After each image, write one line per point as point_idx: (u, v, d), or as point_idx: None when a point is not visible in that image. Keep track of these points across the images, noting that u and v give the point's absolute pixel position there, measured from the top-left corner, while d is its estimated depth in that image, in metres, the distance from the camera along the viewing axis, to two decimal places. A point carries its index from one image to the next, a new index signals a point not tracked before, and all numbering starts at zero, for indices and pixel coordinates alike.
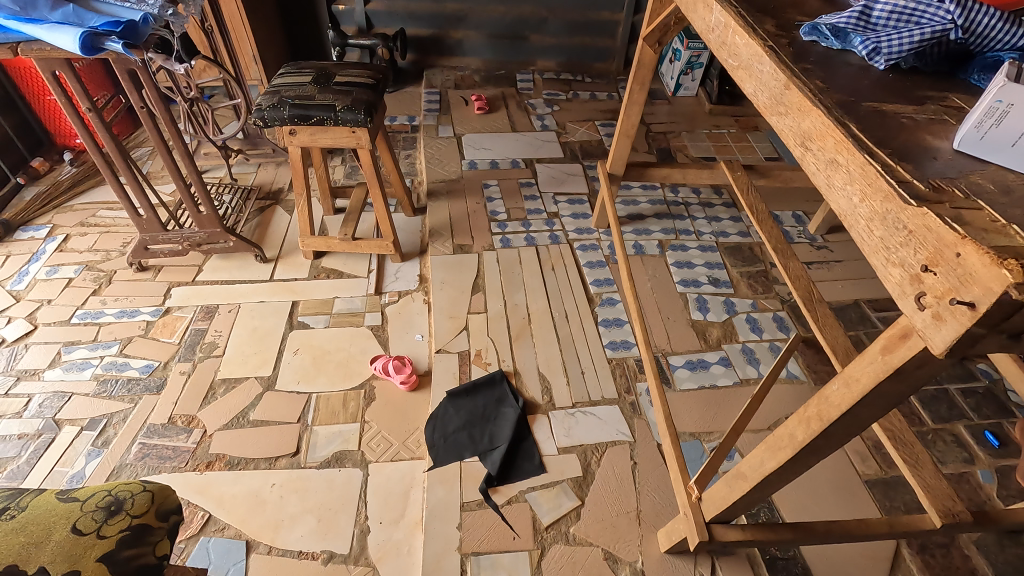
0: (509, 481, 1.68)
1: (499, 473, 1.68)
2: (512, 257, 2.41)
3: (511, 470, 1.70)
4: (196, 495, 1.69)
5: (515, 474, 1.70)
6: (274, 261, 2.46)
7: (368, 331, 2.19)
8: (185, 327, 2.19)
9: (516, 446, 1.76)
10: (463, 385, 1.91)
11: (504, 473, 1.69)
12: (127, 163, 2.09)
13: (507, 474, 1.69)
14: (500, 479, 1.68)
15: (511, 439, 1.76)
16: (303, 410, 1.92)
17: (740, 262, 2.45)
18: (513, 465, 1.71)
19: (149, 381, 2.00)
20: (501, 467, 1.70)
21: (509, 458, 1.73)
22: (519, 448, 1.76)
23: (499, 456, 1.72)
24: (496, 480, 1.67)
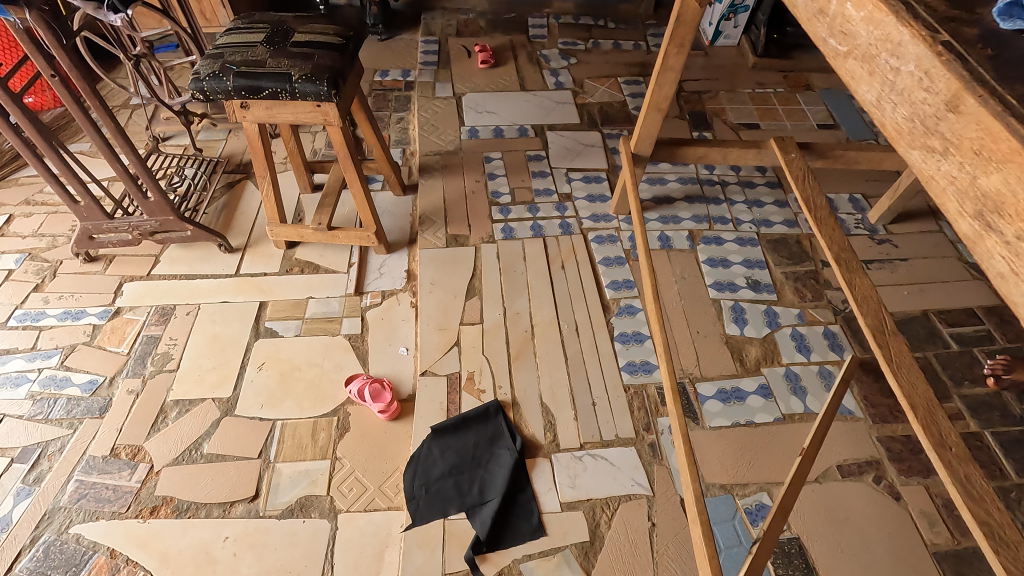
0: (502, 546, 1.41)
1: (489, 536, 1.41)
2: (515, 251, 2.05)
3: (503, 532, 1.43)
4: (136, 550, 1.46)
5: (509, 537, 1.42)
6: (241, 252, 2.14)
7: (344, 341, 1.88)
8: (136, 333, 1.90)
9: (511, 500, 1.47)
10: (450, 419, 1.61)
11: (496, 536, 1.42)
12: (49, 141, 1.75)
13: (499, 537, 1.42)
14: (490, 544, 1.41)
15: (505, 493, 1.47)
16: (265, 442, 1.65)
17: (785, 260, 2.07)
18: (506, 526, 1.44)
19: (92, 401, 1.74)
20: (492, 528, 1.42)
21: (502, 516, 1.45)
22: (515, 502, 1.48)
23: (489, 515, 1.44)
24: (485, 546, 1.40)
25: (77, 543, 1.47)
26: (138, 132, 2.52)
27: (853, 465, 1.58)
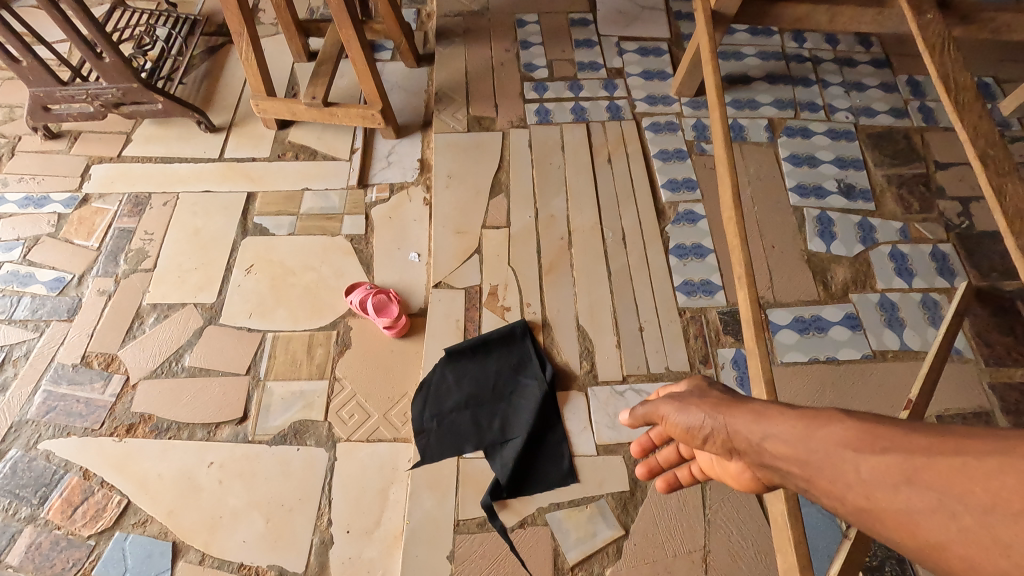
0: (526, 492, 1.20)
1: (512, 480, 1.20)
2: (551, 140, 1.67)
3: (528, 476, 1.21)
4: (111, 472, 1.28)
5: (535, 481, 1.21)
6: (226, 132, 1.81)
7: (345, 242, 1.59)
8: (106, 225, 1.64)
9: (537, 439, 1.24)
10: (467, 340, 1.35)
11: (519, 480, 1.20)
12: None
13: (523, 481, 1.20)
14: (512, 489, 1.19)
15: (531, 431, 1.24)
16: (255, 357, 1.43)
17: (888, 160, 1.66)
18: (532, 468, 1.22)
19: (59, 302, 1.51)
20: (516, 471, 1.20)
21: (528, 457, 1.22)
22: (542, 442, 1.24)
23: (512, 456, 1.22)
24: (507, 491, 1.19)
25: (47, 461, 1.30)
26: None
27: (957, 416, 1.29)
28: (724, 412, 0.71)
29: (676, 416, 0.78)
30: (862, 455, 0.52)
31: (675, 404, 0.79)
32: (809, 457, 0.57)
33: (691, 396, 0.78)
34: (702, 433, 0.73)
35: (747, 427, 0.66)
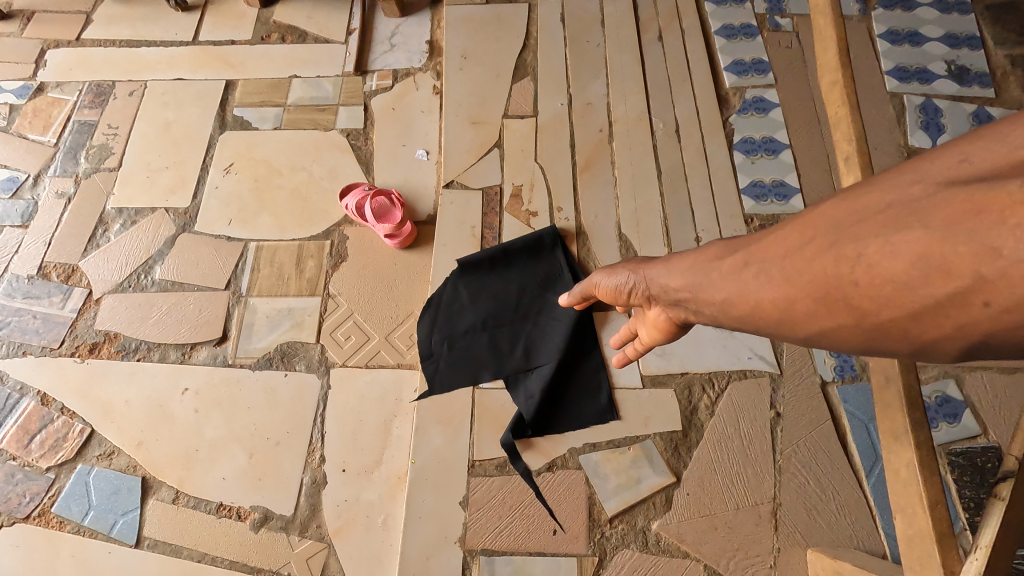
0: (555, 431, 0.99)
1: (537, 416, 0.99)
2: (589, 13, 1.37)
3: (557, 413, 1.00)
4: (72, 397, 1.11)
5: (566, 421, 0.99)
6: (201, 11, 1.53)
7: (341, 138, 1.34)
8: (64, 118, 1.40)
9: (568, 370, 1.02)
10: (484, 251, 1.11)
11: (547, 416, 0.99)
12: None
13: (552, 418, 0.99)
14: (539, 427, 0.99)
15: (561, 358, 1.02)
16: (236, 269, 1.21)
17: (1013, 37, 1.32)
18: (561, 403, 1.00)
19: (12, 205, 1.31)
20: (542, 405, 0.99)
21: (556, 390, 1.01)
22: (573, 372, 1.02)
23: (538, 388, 1.01)
24: (533, 429, 0.98)
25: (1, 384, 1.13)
26: None
27: None
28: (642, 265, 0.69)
29: (606, 281, 0.75)
30: (724, 260, 0.53)
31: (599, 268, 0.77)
32: (695, 283, 0.56)
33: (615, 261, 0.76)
34: (624, 290, 0.71)
35: (660, 271, 0.63)
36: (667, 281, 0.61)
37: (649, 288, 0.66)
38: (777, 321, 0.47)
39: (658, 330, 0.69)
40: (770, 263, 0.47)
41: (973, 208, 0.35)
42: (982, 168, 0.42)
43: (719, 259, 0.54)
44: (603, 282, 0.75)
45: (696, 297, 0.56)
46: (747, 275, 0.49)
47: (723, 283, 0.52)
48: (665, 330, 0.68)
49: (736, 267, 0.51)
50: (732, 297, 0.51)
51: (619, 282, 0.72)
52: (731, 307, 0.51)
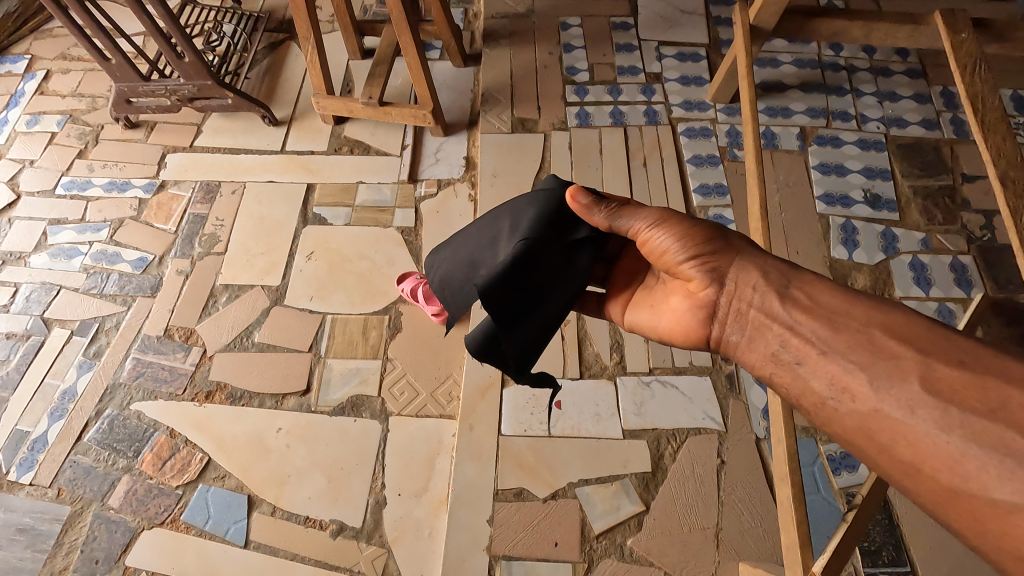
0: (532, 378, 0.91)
1: (506, 277, 0.86)
2: (591, 141, 1.78)
3: (533, 318, 0.88)
4: (193, 432, 1.47)
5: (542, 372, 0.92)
6: (286, 126, 1.95)
7: (396, 233, 1.73)
8: (182, 211, 1.81)
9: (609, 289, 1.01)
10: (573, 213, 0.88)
11: (517, 277, 0.86)
12: None
13: (525, 322, 0.87)
14: (510, 323, 0.86)
15: (557, 224, 0.90)
16: (316, 336, 1.58)
17: (916, 170, 1.72)
18: (548, 302, 0.88)
19: (143, 279, 1.69)
20: (517, 261, 0.86)
21: (550, 267, 0.88)
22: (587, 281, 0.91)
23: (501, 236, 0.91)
24: (494, 302, 0.85)
25: (139, 420, 1.49)
26: None
27: None
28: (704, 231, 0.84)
29: (661, 238, 0.85)
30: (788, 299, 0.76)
31: (670, 233, 0.85)
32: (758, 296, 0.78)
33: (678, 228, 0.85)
34: (668, 254, 0.85)
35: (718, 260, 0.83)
36: (729, 281, 0.81)
37: (695, 264, 0.84)
38: (894, 435, 0.60)
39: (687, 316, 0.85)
40: (902, 336, 0.63)
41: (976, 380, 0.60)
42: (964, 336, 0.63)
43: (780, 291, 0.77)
44: (647, 234, 0.86)
45: (812, 348, 0.70)
46: (876, 331, 0.65)
47: (856, 310, 0.69)
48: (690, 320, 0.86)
49: (882, 333, 0.65)
50: (874, 365, 0.63)
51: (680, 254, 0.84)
52: (841, 380, 0.65)
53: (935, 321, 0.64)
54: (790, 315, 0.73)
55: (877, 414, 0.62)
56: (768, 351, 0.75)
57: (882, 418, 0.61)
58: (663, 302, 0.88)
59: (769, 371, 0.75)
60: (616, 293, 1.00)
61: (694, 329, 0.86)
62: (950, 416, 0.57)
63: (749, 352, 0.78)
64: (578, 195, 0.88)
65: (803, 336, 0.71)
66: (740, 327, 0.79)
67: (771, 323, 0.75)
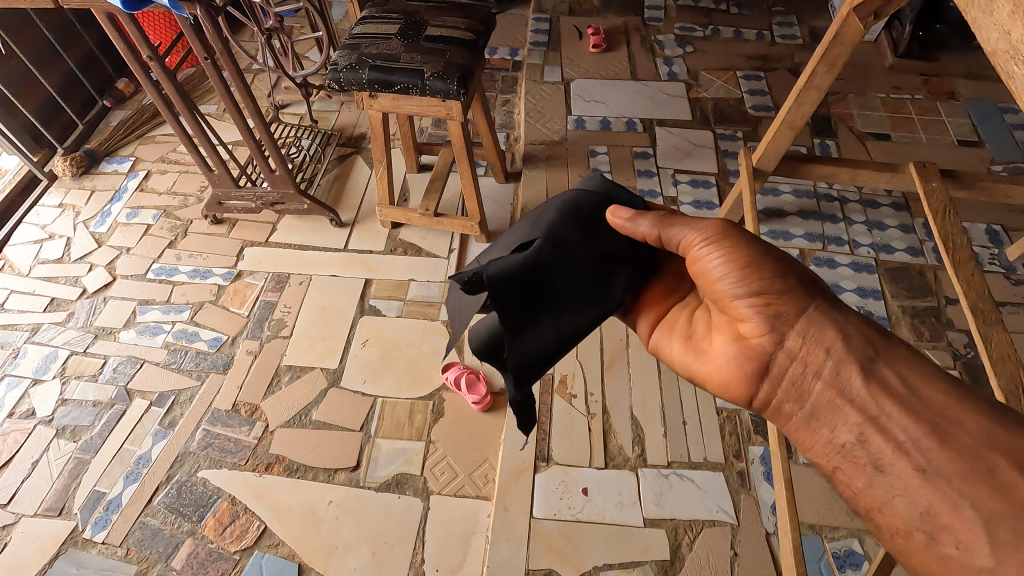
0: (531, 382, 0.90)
1: (514, 271, 0.89)
2: None
3: (538, 317, 0.90)
4: (253, 499, 1.63)
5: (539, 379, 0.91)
6: (350, 227, 2.25)
7: (442, 326, 1.96)
8: (255, 297, 2.06)
9: (642, 308, 1.04)
10: (582, 234, 0.97)
11: (526, 274, 0.90)
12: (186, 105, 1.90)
13: (530, 321, 0.89)
14: (514, 317, 0.88)
15: (574, 237, 0.96)
16: (367, 417, 1.77)
17: (904, 292, 1.94)
18: (552, 309, 0.91)
19: (217, 357, 1.92)
20: (523, 272, 0.90)
21: (555, 283, 0.92)
22: (598, 299, 0.95)
23: (516, 240, 0.97)
24: (497, 294, 0.87)
25: (204, 487, 1.66)
26: (260, 97, 2.68)
27: None
28: (774, 264, 0.83)
29: (720, 269, 0.85)
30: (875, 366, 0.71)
31: (732, 267, 0.84)
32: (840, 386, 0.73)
33: (743, 261, 0.84)
34: (724, 286, 0.85)
35: (788, 300, 0.80)
36: (791, 334, 0.79)
37: (756, 305, 0.82)
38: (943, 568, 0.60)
39: (734, 378, 0.86)
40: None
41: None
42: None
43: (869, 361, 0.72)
44: (701, 256, 0.88)
45: (908, 460, 0.64)
46: (997, 455, 0.59)
47: (967, 418, 0.63)
48: (735, 380, 0.86)
49: (1007, 464, 0.58)
50: (993, 510, 0.57)
51: (743, 292, 0.83)
52: (939, 514, 0.60)
53: None
54: (879, 404, 0.69)
55: (985, 574, 0.56)
56: (839, 439, 0.71)
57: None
58: (714, 355, 0.89)
59: (838, 471, 0.71)
60: (650, 312, 1.02)
61: (739, 380, 0.85)
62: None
63: (814, 433, 0.75)
64: (621, 211, 0.95)
65: (892, 436, 0.66)
66: (801, 395, 0.77)
67: (843, 401, 0.72)
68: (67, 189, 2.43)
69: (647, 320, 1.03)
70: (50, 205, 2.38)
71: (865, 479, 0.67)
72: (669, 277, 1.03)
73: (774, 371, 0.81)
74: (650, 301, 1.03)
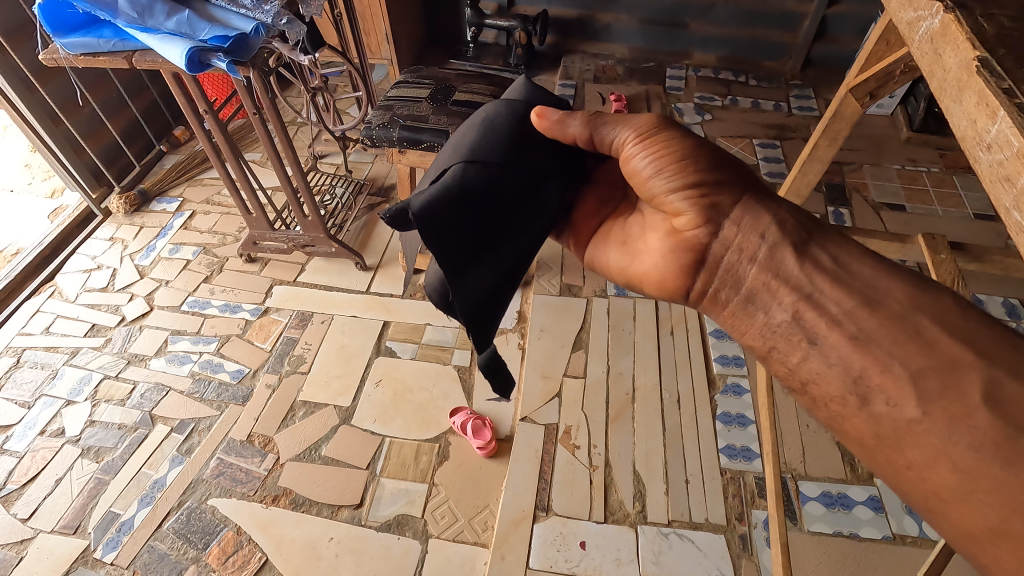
0: (484, 331, 0.91)
1: (443, 202, 0.86)
2: (625, 308, 2.09)
3: (477, 256, 0.89)
4: (258, 531, 1.66)
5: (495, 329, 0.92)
6: (373, 271, 2.36)
7: (453, 371, 2.02)
8: (278, 334, 2.16)
9: (574, 223, 1.02)
10: (509, 150, 0.94)
11: (454, 203, 0.87)
12: (232, 151, 2.06)
13: (470, 262, 0.88)
14: (453, 262, 0.87)
15: (499, 155, 0.93)
16: (374, 457, 1.81)
17: None
18: (490, 246, 0.90)
19: (238, 389, 2.00)
20: (453, 196, 0.87)
21: (488, 206, 0.90)
22: (533, 218, 0.93)
23: (442, 163, 0.94)
24: (427, 227, 0.85)
25: (212, 515, 1.70)
26: (302, 147, 2.89)
27: None
28: (704, 158, 0.82)
29: (650, 167, 0.84)
30: (807, 246, 0.71)
31: (663, 165, 0.83)
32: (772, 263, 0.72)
33: (671, 157, 0.82)
34: (658, 185, 0.83)
35: (719, 193, 0.79)
36: (727, 224, 0.78)
37: (690, 197, 0.80)
38: None
39: (671, 275, 0.84)
40: (954, 331, 0.57)
41: (955, 362, 0.55)
42: (974, 327, 0.57)
43: (802, 242, 0.72)
44: (635, 156, 0.86)
45: (840, 331, 0.63)
46: (920, 316, 0.59)
47: (893, 287, 0.63)
48: (671, 278, 0.85)
49: (931, 323, 0.58)
50: (919, 365, 0.57)
51: (675, 187, 0.81)
52: (869, 377, 0.59)
53: (991, 319, 0.58)
54: (813, 281, 0.68)
55: (912, 425, 0.55)
56: (773, 319, 0.71)
57: (918, 430, 0.55)
58: (651, 255, 0.87)
59: (775, 350, 0.70)
60: (583, 227, 1.00)
61: (674, 275, 0.84)
62: (997, 433, 0.50)
63: (749, 318, 0.75)
64: (548, 112, 0.91)
65: (825, 310, 0.65)
66: (736, 280, 0.76)
67: (778, 282, 0.71)
68: (119, 224, 2.63)
69: (580, 233, 1.01)
70: (103, 237, 2.57)
71: (801, 354, 0.66)
72: (601, 189, 1.01)
73: (710, 262, 0.80)
74: (583, 217, 1.01)
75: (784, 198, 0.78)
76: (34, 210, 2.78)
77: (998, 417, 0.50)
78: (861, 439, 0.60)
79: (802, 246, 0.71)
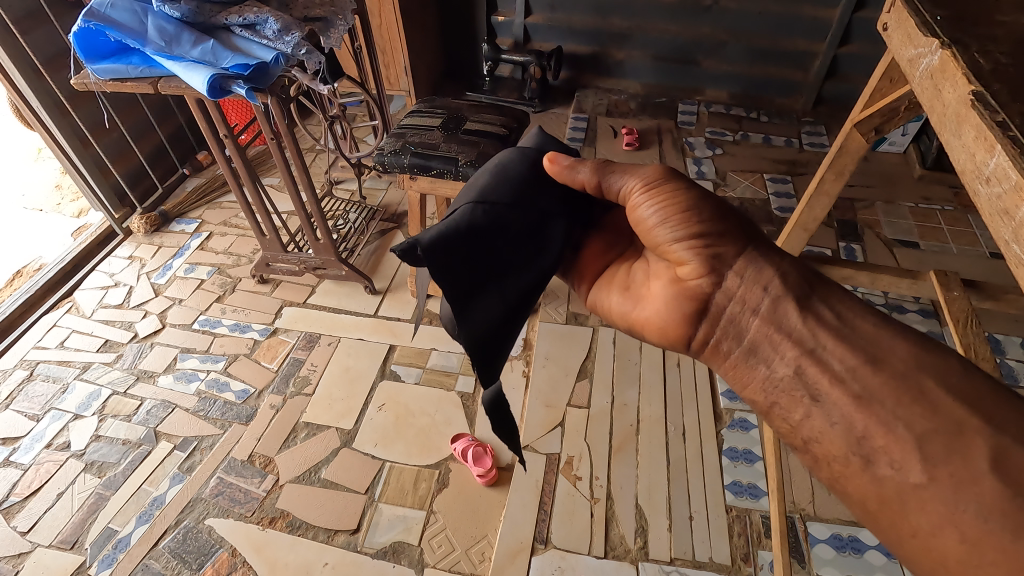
0: (489, 366, 0.87)
1: (451, 238, 0.87)
2: (631, 340, 2.07)
3: (482, 288, 0.88)
4: (252, 553, 1.65)
5: (502, 365, 0.89)
6: (382, 295, 2.39)
7: (457, 398, 2.01)
8: (285, 354, 2.18)
9: (579, 263, 1.00)
10: (516, 191, 0.96)
11: (461, 239, 0.88)
12: (251, 175, 2.12)
13: (476, 295, 0.87)
14: (459, 293, 0.86)
15: (507, 197, 0.95)
16: (372, 481, 1.79)
17: None
18: (495, 278, 0.89)
19: (242, 408, 2.01)
20: (460, 234, 0.88)
21: (495, 244, 0.91)
22: (539, 256, 0.93)
23: (452, 205, 0.96)
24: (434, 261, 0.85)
25: (208, 535, 1.69)
26: (319, 173, 2.96)
27: None
28: (708, 208, 0.81)
29: (655, 214, 0.83)
30: (810, 300, 0.70)
31: (668, 211, 0.82)
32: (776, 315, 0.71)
33: (676, 205, 0.82)
34: (663, 233, 0.82)
35: (723, 243, 0.78)
36: (730, 275, 0.77)
37: (694, 247, 0.80)
38: None
39: (675, 322, 0.83)
40: (959, 395, 0.57)
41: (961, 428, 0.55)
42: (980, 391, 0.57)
43: (805, 296, 0.71)
44: (640, 205, 0.85)
45: (844, 389, 0.63)
46: (925, 377, 0.59)
47: (897, 346, 0.63)
48: (674, 325, 0.83)
49: (936, 385, 0.58)
50: (924, 429, 0.56)
51: (680, 234, 0.81)
52: (873, 438, 0.59)
53: (995, 382, 0.58)
54: (816, 337, 0.67)
55: (917, 490, 0.55)
56: (776, 374, 0.70)
57: (923, 495, 0.54)
58: (655, 301, 0.86)
59: (777, 406, 0.69)
60: (587, 269, 1.00)
61: (676, 323, 0.82)
62: (1004, 503, 0.50)
63: (752, 370, 0.74)
64: (559, 157, 0.94)
65: (828, 366, 0.65)
66: (739, 332, 0.76)
67: (780, 335, 0.70)
68: (138, 243, 2.70)
69: (584, 273, 1.00)
70: (122, 256, 2.64)
71: (803, 411, 0.65)
72: (607, 232, 1.01)
73: (714, 310, 0.78)
74: (588, 258, 1.00)
75: (787, 251, 0.78)
76: (59, 228, 2.87)
77: (1005, 488, 0.50)
78: (864, 501, 0.59)
79: (806, 301, 0.70)
